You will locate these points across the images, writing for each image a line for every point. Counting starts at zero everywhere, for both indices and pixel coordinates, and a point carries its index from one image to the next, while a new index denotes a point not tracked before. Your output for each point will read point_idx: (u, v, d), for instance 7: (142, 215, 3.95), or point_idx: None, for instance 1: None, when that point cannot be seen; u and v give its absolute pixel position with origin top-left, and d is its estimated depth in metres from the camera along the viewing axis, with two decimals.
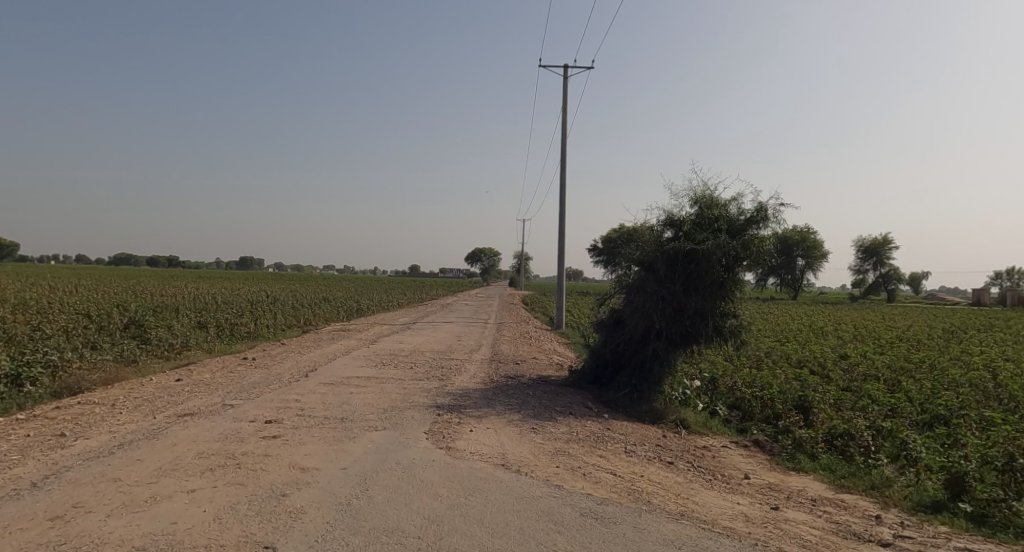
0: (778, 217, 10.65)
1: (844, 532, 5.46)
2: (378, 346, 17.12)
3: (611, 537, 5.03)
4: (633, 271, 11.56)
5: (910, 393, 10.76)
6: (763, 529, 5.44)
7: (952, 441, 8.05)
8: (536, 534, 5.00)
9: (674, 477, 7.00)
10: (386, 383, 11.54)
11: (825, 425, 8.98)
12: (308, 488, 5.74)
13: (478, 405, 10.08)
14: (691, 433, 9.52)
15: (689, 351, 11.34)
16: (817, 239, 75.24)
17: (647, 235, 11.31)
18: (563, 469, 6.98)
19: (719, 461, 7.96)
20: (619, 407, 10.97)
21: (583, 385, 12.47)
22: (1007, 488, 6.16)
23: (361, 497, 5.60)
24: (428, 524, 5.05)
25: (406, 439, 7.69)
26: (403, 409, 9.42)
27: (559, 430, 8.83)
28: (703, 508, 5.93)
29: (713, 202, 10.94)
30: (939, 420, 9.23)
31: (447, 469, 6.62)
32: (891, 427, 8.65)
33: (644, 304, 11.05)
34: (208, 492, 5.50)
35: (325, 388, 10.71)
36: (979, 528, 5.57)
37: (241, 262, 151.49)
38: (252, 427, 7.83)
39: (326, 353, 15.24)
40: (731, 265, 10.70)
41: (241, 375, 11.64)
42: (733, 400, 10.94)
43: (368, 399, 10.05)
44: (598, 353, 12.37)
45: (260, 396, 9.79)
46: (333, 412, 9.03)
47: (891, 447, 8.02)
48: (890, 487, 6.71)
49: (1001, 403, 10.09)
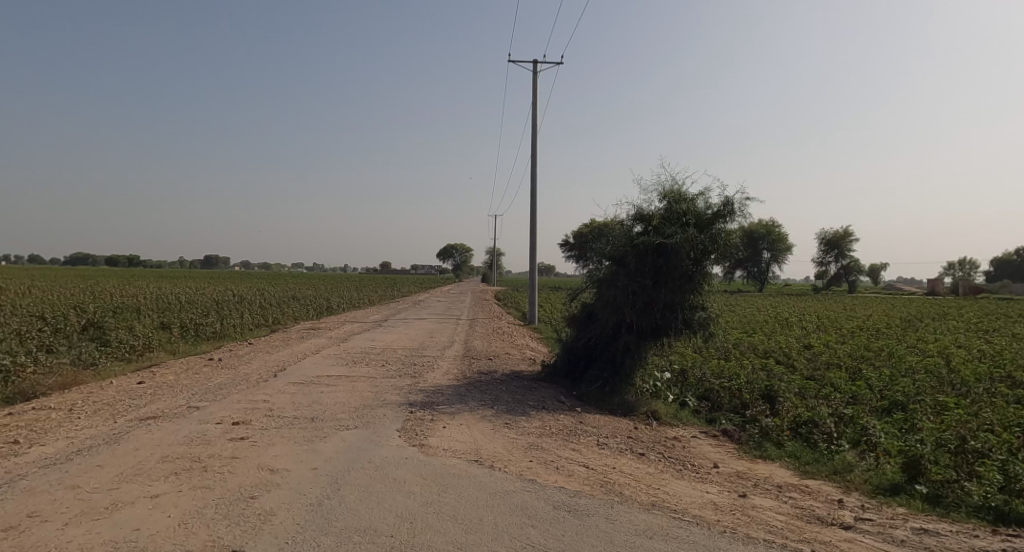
0: (744, 211, 10.88)
1: (808, 517, 5.62)
2: (349, 344, 16.87)
3: (583, 529, 5.09)
4: (604, 266, 11.63)
5: (870, 380, 11.12)
6: (731, 516, 5.57)
7: (908, 426, 8.37)
8: (509, 528, 5.02)
9: (645, 468, 7.11)
10: (358, 382, 11.36)
11: (790, 413, 9.23)
12: (277, 490, 5.64)
13: (450, 402, 10.02)
14: (662, 425, 9.66)
15: (660, 344, 11.49)
16: (782, 232, 77.10)
17: (618, 230, 11.41)
18: (536, 463, 7.02)
19: (689, 451, 8.10)
20: (591, 401, 11.09)
21: (555, 379, 12.55)
22: (959, 469, 6.47)
23: (332, 497, 5.53)
24: (401, 522, 5.01)
25: (378, 438, 7.61)
26: (374, 408, 9.31)
27: (532, 425, 8.86)
28: (673, 497, 6.04)
29: (682, 196, 11.07)
30: (897, 406, 9.58)
31: (420, 466, 6.58)
32: (852, 414, 8.92)
33: (615, 298, 11.15)
34: (173, 497, 5.37)
35: (295, 388, 10.52)
36: (934, 509, 5.81)
37: (205, 260, 147.77)
38: (219, 430, 7.64)
39: (295, 352, 14.93)
40: (699, 258, 10.88)
41: (206, 377, 11.31)
42: (702, 391, 11.16)
43: (339, 398, 9.90)
44: (570, 348, 12.46)
45: (227, 397, 9.57)
46: (303, 412, 8.86)
47: (852, 434, 8.28)
48: (852, 472, 6.94)
49: (954, 388, 10.50)
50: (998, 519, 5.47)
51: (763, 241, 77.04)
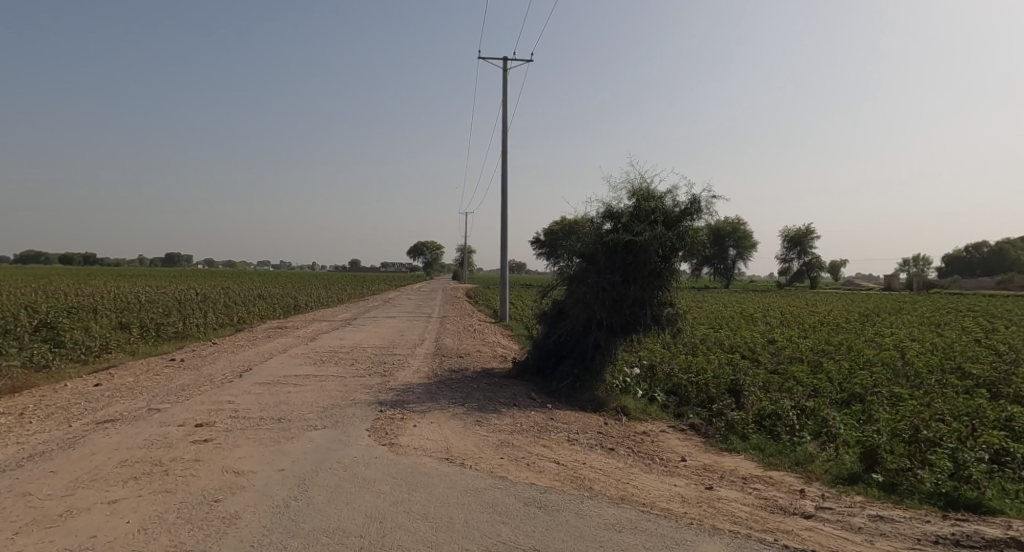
0: (710, 209, 11.07)
1: (771, 507, 5.77)
2: (318, 343, 16.62)
3: (553, 525, 5.12)
4: (574, 263, 11.70)
5: (830, 374, 11.47)
6: (698, 508, 5.68)
7: (866, 417, 8.65)
8: (480, 526, 5.02)
9: (614, 463, 7.20)
10: (326, 381, 11.21)
11: (754, 406, 9.44)
12: (242, 493, 5.52)
13: (421, 400, 9.96)
14: (631, 420, 9.78)
15: (629, 340, 11.63)
16: (747, 230, 78.96)
17: (588, 227, 11.49)
18: (507, 460, 7.03)
19: (657, 445, 8.23)
20: (562, 397, 11.17)
21: (526, 376, 12.59)
22: (913, 457, 6.73)
23: (299, 498, 5.44)
24: (370, 523, 4.96)
25: (347, 438, 7.52)
26: (343, 407, 9.19)
27: (503, 422, 8.86)
28: (642, 491, 6.13)
29: (650, 194, 11.20)
30: (855, 398, 9.91)
31: (390, 466, 6.53)
32: (813, 406, 9.19)
33: (585, 295, 11.24)
34: (132, 502, 5.21)
35: (261, 388, 10.30)
36: (889, 496, 6.03)
37: (167, 258, 143.54)
38: (181, 432, 7.43)
39: (261, 352, 14.62)
40: (667, 256, 11.04)
41: (167, 378, 10.99)
42: (670, 386, 11.34)
43: (307, 398, 9.75)
44: (540, 345, 12.51)
45: (190, 398, 9.32)
46: (270, 412, 8.70)
47: (813, 426, 8.52)
48: (813, 462, 7.15)
49: (908, 380, 10.90)
50: (949, 505, 5.71)
51: (728, 239, 78.72)
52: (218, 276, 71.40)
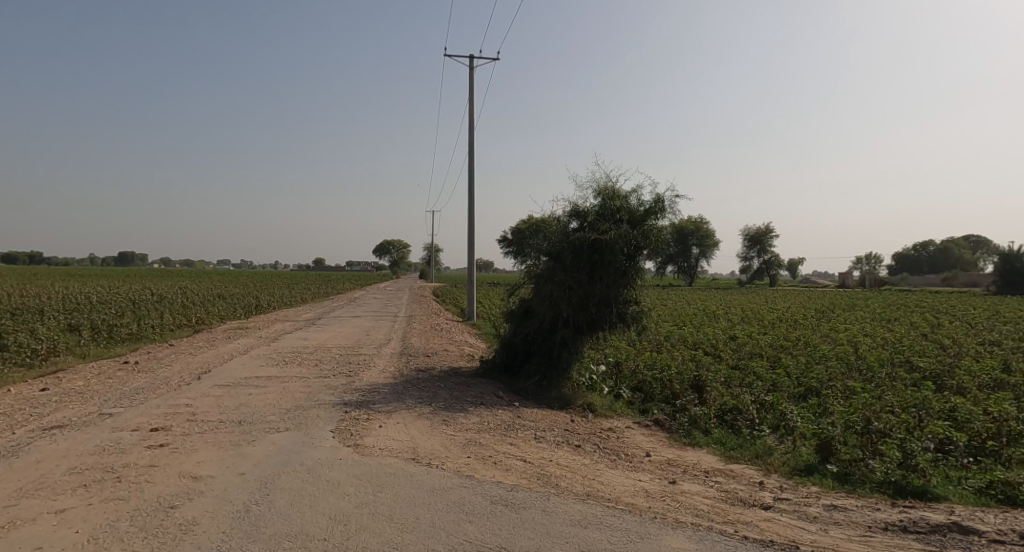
0: (674, 208, 11.26)
1: (732, 500, 5.91)
2: (280, 344, 16.27)
3: (519, 522, 5.14)
4: (542, 262, 11.75)
5: (788, 369, 11.83)
6: (662, 502, 5.78)
7: (822, 410, 8.95)
8: (446, 525, 5.00)
9: (581, 460, 7.27)
10: (289, 383, 10.99)
11: (716, 401, 9.66)
12: (200, 498, 5.36)
13: (387, 400, 9.86)
14: (597, 417, 9.88)
15: (595, 338, 11.76)
16: (709, 229, 80.79)
17: (554, 226, 11.55)
18: (474, 459, 7.01)
19: (623, 441, 8.35)
20: (529, 395, 11.21)
21: (494, 375, 12.59)
22: (865, 448, 6.99)
23: (260, 503, 5.32)
24: (334, 525, 4.89)
25: (311, 439, 7.38)
26: (306, 409, 9.03)
27: (470, 421, 8.84)
28: (607, 487, 6.20)
29: (616, 193, 11.32)
30: (812, 392, 10.23)
31: (355, 467, 6.44)
32: (772, 400, 9.45)
33: (551, 293, 11.30)
34: (82, 511, 5.00)
35: (220, 391, 10.03)
36: (843, 486, 6.25)
37: (121, 258, 138.40)
38: (135, 437, 7.17)
39: (220, 353, 14.21)
40: (632, 254, 11.18)
41: (120, 382, 10.59)
42: (635, 383, 11.50)
43: (269, 400, 9.53)
44: (508, 343, 12.52)
45: (145, 402, 9.01)
46: (230, 415, 8.47)
47: (772, 419, 8.76)
48: (772, 455, 7.36)
49: (861, 373, 11.33)
50: (897, 493, 5.96)
51: (691, 237, 80.41)
52: (176, 276, 69.21)
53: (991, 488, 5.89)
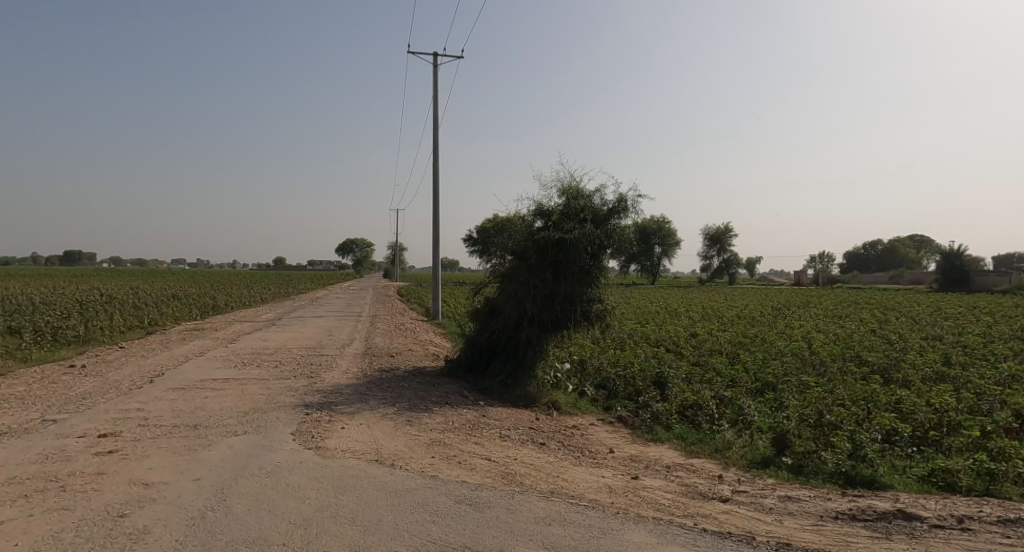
0: (637, 208, 11.42)
1: (692, 493, 6.04)
2: (238, 345, 15.82)
3: (484, 521, 5.13)
4: (507, 261, 11.76)
5: (746, 364, 12.16)
6: (624, 498, 5.86)
7: (778, 404, 9.23)
8: (410, 526, 4.96)
9: (545, 457, 7.31)
10: (247, 385, 10.70)
11: (678, 397, 9.84)
12: (152, 506, 5.17)
13: (350, 401, 9.70)
14: (562, 414, 9.95)
15: (560, 336, 11.84)
16: (670, 229, 82.39)
17: (519, 225, 11.57)
18: (439, 459, 6.98)
19: (587, 438, 8.43)
20: (494, 394, 11.21)
21: (459, 374, 12.54)
22: (818, 440, 7.24)
23: (216, 509, 5.16)
24: (293, 530, 4.79)
25: (270, 443, 7.21)
26: (266, 411, 8.81)
27: (435, 421, 8.78)
28: (571, 484, 6.25)
29: (580, 193, 11.42)
30: (768, 386, 10.54)
31: (315, 470, 6.32)
32: (731, 395, 9.70)
33: (517, 292, 11.32)
34: (22, 523, 4.76)
35: (174, 394, 9.68)
36: (797, 477, 6.46)
37: (68, 257, 132.45)
38: (82, 444, 6.87)
39: (174, 355, 13.75)
40: (596, 253, 11.30)
41: (66, 386, 10.13)
42: (599, 380, 11.63)
43: (226, 403, 9.27)
44: (473, 343, 12.49)
45: (92, 407, 8.63)
46: (184, 419, 8.20)
47: (731, 414, 8.99)
48: (730, 449, 7.55)
49: (815, 368, 11.73)
50: (848, 483, 6.19)
51: (654, 237, 81.87)
52: (128, 276, 66.58)
53: (933, 476, 6.18)
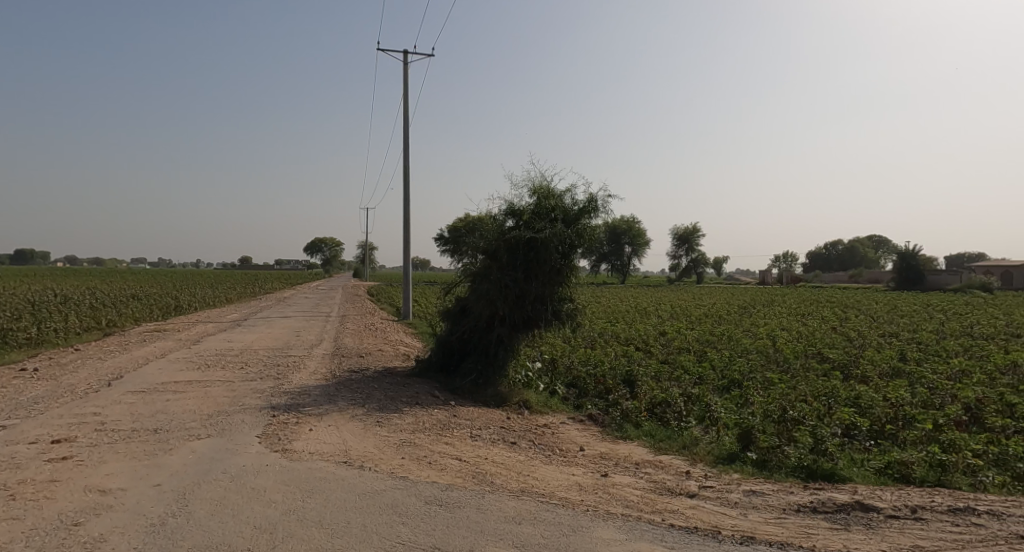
0: (607, 207, 11.51)
1: (660, 489, 6.12)
2: (201, 346, 15.41)
3: (454, 521, 5.11)
4: (478, 260, 11.74)
5: (713, 362, 12.39)
6: (594, 495, 5.91)
7: (743, 400, 9.43)
8: (379, 528, 4.90)
9: (516, 456, 7.31)
10: (211, 387, 10.44)
11: (647, 395, 9.96)
12: (109, 513, 5.00)
13: (318, 403, 9.55)
14: (533, 413, 9.98)
15: (531, 335, 11.85)
16: (640, 228, 83.50)
17: (490, 225, 11.56)
18: (409, 459, 6.92)
19: (558, 437, 8.47)
20: (465, 394, 11.18)
21: (429, 374, 12.45)
22: (781, 436, 7.42)
23: (177, 514, 5.02)
24: (258, 534, 4.69)
25: (235, 446, 7.04)
26: (230, 414, 8.61)
27: (405, 422, 8.70)
28: (541, 482, 6.28)
29: (550, 193, 11.46)
30: (734, 383, 10.75)
31: (282, 472, 6.20)
32: (699, 392, 9.87)
33: (488, 292, 11.30)
34: None
35: (134, 398, 9.38)
36: (762, 472, 6.60)
37: (20, 256, 127.23)
38: (34, 451, 6.60)
39: (133, 358, 13.32)
40: (567, 252, 11.35)
41: (17, 391, 9.71)
42: (570, 379, 11.70)
43: (189, 406, 9.02)
44: (444, 342, 12.42)
45: (45, 412, 8.30)
46: (144, 423, 7.95)
47: (698, 411, 9.14)
48: (697, 445, 7.68)
49: (779, 365, 12.02)
50: (809, 476, 6.36)
51: (624, 236, 82.83)
52: (84, 276, 64.24)
53: (888, 468, 6.39)
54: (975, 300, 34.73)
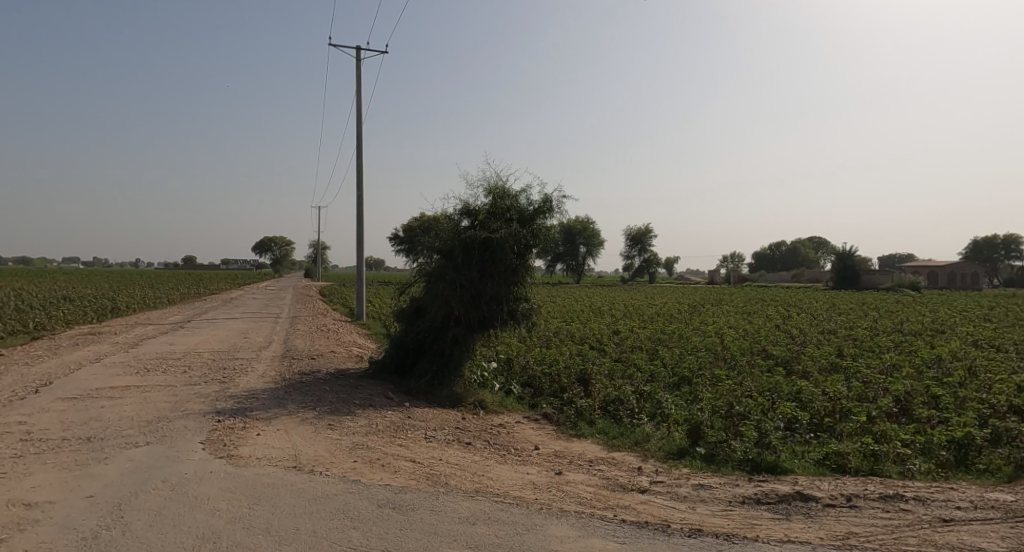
0: (561, 208, 11.60)
1: (612, 486, 6.21)
2: (142, 350, 14.72)
3: (407, 524, 5.04)
4: (433, 260, 11.64)
5: (665, 359, 12.69)
6: (548, 493, 5.95)
7: (693, 397, 9.69)
8: (329, 533, 4.79)
9: (471, 457, 7.28)
10: (151, 392, 9.97)
11: (601, 394, 10.11)
12: (35, 528, 4.70)
13: (266, 407, 9.25)
14: (488, 413, 9.97)
15: (486, 335, 11.84)
16: (594, 229, 84.73)
17: (446, 224, 11.47)
18: (361, 462, 6.79)
19: (513, 436, 8.49)
20: (420, 395, 11.07)
21: (383, 376, 12.26)
22: (728, 430, 7.66)
23: (112, 526, 4.77)
24: (200, 544, 4.50)
25: (176, 453, 6.75)
26: (172, 420, 8.24)
27: (358, 424, 8.53)
28: (496, 482, 6.27)
29: (506, 193, 11.46)
30: (684, 381, 11.04)
31: (227, 479, 5.98)
32: (651, 390, 10.08)
33: (443, 292, 11.22)
34: None
35: (64, 405, 8.85)
36: (710, 466, 6.80)
37: None
38: None
39: (65, 362, 12.59)
40: (522, 252, 11.38)
41: None
42: (525, 378, 11.75)
43: (126, 412, 8.59)
44: (398, 343, 12.26)
45: None
46: (76, 432, 7.52)
47: (650, 408, 9.34)
48: (649, 441, 7.84)
49: (726, 362, 12.40)
50: (754, 469, 6.59)
51: (579, 237, 83.91)
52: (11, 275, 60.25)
53: (827, 459, 6.68)
54: (903, 300, 34.37)
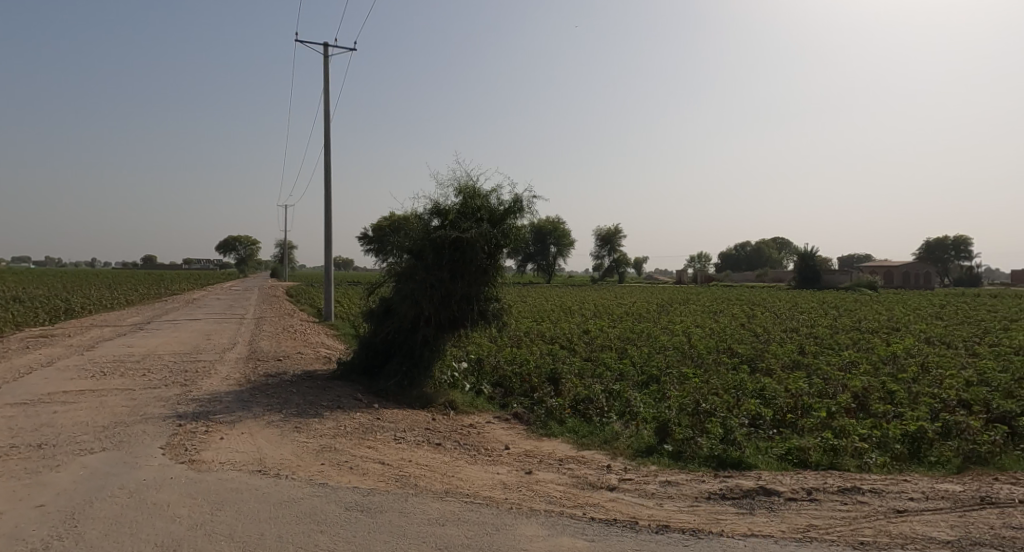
0: (531, 208, 11.62)
1: (581, 484, 6.25)
2: (98, 352, 14.19)
3: (375, 527, 4.98)
4: (403, 260, 11.53)
5: (633, 358, 12.82)
6: (517, 493, 5.95)
7: (661, 395, 9.83)
8: (295, 538, 4.70)
9: (441, 457, 7.23)
10: (107, 397, 9.62)
11: (571, 393, 10.17)
12: None
13: (230, 410, 9.03)
14: (459, 413, 9.93)
15: (457, 335, 11.78)
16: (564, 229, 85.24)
17: (415, 224, 11.38)
18: (328, 465, 6.68)
19: (483, 436, 8.47)
20: (389, 396, 10.95)
21: (352, 377, 12.09)
22: (695, 427, 7.79)
23: (64, 536, 4.59)
24: None
25: (134, 459, 6.52)
26: (130, 425, 7.97)
27: (325, 427, 8.40)
28: (466, 482, 6.25)
29: (476, 192, 11.42)
30: (653, 379, 11.18)
31: (189, 485, 5.81)
32: (619, 388, 10.18)
33: (413, 292, 11.13)
34: None
35: (14, 411, 8.47)
36: (677, 463, 6.90)
37: None
38: None
39: (14, 366, 12.05)
40: (492, 252, 11.35)
41: None
42: (496, 378, 11.73)
43: (80, 417, 8.27)
44: (367, 344, 12.10)
45: None
46: (27, 438, 7.21)
47: (619, 406, 9.43)
48: (618, 440, 7.92)
49: (693, 360, 12.61)
50: (719, 465, 6.71)
51: (549, 236, 84.27)
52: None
53: (789, 454, 6.85)
54: (862, 300, 34.10)
